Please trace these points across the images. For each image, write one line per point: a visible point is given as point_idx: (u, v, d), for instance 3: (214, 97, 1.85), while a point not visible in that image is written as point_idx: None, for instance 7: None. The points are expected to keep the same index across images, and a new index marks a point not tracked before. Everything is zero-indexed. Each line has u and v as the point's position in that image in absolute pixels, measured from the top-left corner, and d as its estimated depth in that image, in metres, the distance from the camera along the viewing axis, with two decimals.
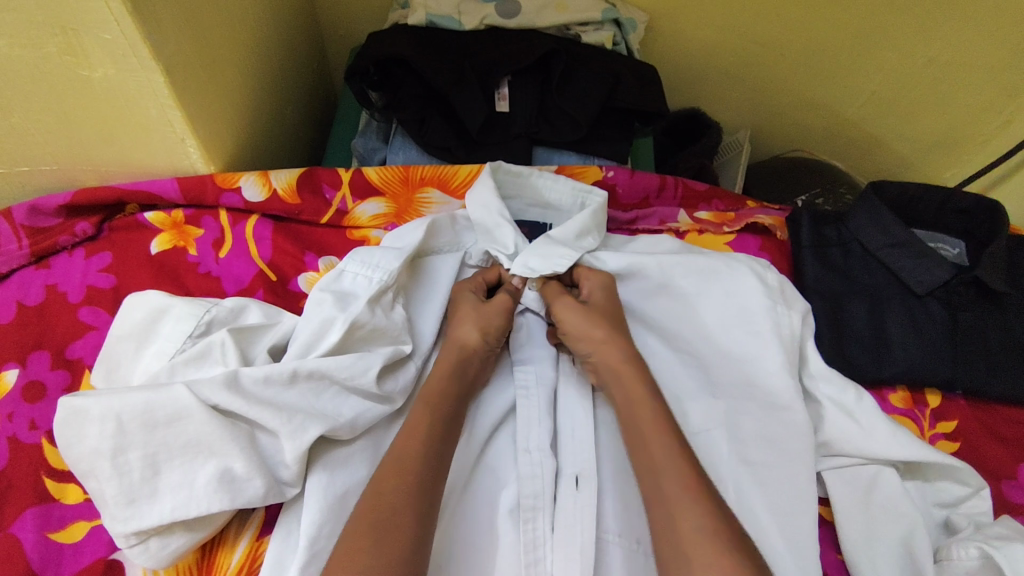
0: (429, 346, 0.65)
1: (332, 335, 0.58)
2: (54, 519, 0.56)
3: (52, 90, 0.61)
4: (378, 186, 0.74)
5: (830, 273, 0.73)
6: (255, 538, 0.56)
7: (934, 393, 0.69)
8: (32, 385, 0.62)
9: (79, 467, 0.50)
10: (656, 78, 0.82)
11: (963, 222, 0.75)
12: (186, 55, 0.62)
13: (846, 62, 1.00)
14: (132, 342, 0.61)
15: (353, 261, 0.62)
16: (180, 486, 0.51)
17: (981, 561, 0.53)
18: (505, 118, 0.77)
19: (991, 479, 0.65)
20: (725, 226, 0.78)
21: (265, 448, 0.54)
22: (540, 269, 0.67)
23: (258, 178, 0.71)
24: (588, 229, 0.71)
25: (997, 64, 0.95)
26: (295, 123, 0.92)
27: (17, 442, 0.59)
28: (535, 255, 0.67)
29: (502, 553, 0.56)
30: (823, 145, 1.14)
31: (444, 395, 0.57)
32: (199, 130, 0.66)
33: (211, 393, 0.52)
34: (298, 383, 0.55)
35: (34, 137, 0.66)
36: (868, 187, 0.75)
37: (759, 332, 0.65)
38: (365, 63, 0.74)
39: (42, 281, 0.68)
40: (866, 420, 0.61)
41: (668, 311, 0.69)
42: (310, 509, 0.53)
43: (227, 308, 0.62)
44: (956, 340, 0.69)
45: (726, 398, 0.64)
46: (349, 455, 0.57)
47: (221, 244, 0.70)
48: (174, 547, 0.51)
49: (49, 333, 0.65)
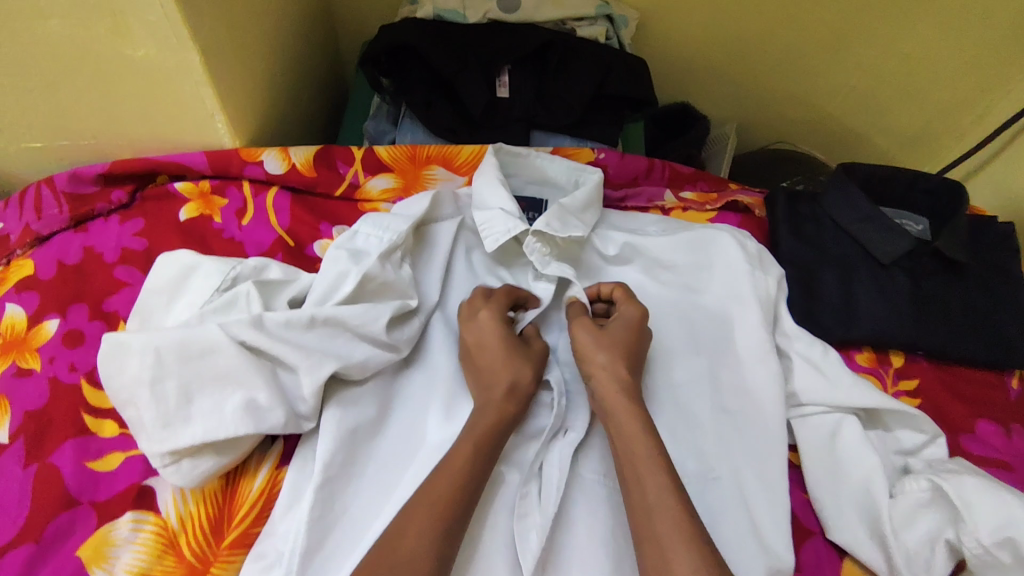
0: (434, 303, 0.71)
1: (347, 286, 0.64)
2: (91, 450, 0.62)
3: (96, 67, 0.67)
4: (388, 162, 0.81)
5: (804, 245, 0.79)
6: (275, 467, 0.62)
7: (899, 354, 0.75)
8: (72, 333, 0.68)
9: (120, 396, 0.57)
10: (646, 68, 0.89)
11: (929, 202, 0.82)
12: (218, 37, 0.69)
13: (826, 59, 1.07)
14: (165, 295, 0.67)
15: (365, 224, 0.69)
16: (209, 413, 0.57)
17: (932, 492, 0.61)
18: (506, 103, 0.85)
19: (950, 433, 0.70)
20: (708, 205, 0.84)
21: (285, 384, 0.60)
22: (562, 234, 0.73)
23: (279, 153, 0.78)
24: (588, 204, 0.77)
25: (967, 60, 1.02)
26: (309, 108, 0.99)
27: (57, 381, 0.65)
28: (557, 220, 0.73)
29: (503, 491, 0.61)
30: (806, 138, 1.21)
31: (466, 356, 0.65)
32: (227, 106, 0.73)
33: (239, 330, 0.59)
34: (315, 328, 0.61)
35: (77, 111, 0.73)
36: (840, 167, 0.81)
37: (735, 296, 0.71)
38: (376, 52, 0.81)
39: (80, 243, 0.74)
40: (831, 371, 0.67)
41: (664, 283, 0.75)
42: (324, 440, 0.60)
43: (250, 267, 0.67)
44: (920, 305, 0.75)
45: (706, 355, 0.70)
46: (360, 395, 0.63)
47: (243, 213, 0.76)
48: (203, 468, 0.57)
49: (87, 288, 0.71)
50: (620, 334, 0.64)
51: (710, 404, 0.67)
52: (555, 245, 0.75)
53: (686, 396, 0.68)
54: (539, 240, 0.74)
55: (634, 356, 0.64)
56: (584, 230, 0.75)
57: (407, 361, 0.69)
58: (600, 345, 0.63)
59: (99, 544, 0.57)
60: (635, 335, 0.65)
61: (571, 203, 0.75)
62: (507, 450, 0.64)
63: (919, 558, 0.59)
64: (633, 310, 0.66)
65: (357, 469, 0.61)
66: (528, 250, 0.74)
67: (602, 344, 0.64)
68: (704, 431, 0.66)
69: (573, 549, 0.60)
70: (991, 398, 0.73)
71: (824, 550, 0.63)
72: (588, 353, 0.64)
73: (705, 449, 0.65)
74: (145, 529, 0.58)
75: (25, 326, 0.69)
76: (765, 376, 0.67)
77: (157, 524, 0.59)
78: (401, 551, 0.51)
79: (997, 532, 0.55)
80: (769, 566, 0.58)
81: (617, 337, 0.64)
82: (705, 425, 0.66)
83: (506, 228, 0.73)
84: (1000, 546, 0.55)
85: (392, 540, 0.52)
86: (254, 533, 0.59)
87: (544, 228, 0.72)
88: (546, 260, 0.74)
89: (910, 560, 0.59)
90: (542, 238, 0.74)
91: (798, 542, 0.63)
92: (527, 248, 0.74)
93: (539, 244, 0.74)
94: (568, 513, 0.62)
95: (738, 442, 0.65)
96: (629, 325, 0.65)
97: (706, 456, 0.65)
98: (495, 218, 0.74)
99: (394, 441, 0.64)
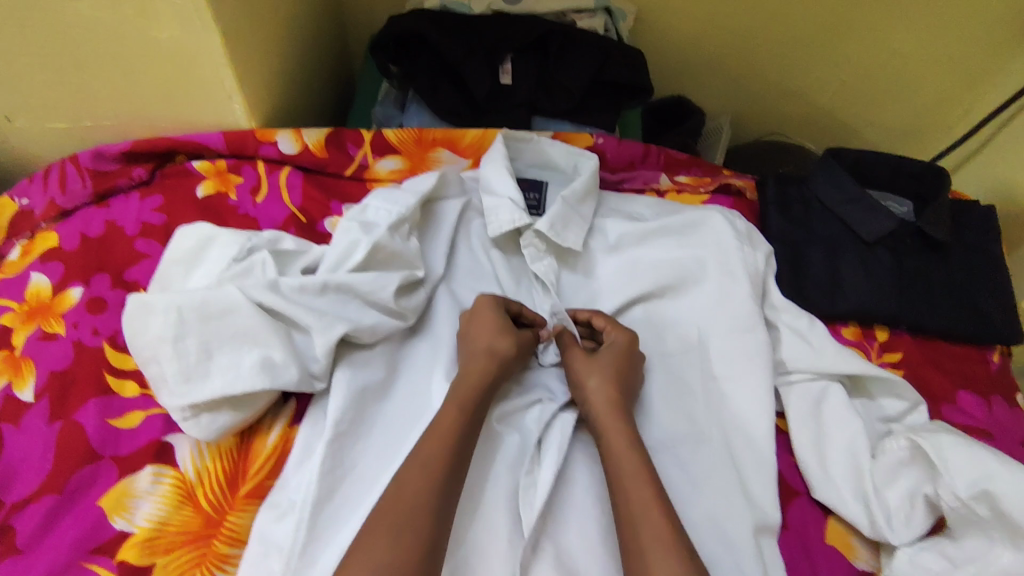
0: (440, 275, 0.74)
1: (358, 255, 0.68)
2: (113, 408, 0.65)
3: (123, 47, 0.72)
4: (396, 145, 0.84)
5: (793, 225, 0.83)
6: (288, 425, 0.66)
7: (883, 329, 0.78)
8: (95, 300, 0.71)
9: (143, 353, 0.60)
10: (644, 58, 0.92)
11: (913, 186, 0.86)
12: (238, 20, 0.73)
13: (818, 53, 1.11)
14: (183, 265, 0.70)
15: (375, 199, 0.73)
16: (228, 369, 0.60)
17: (910, 451, 0.64)
18: (509, 89, 0.89)
19: (931, 403, 0.73)
20: (702, 188, 0.88)
21: (299, 344, 0.64)
22: (560, 238, 0.77)
23: (292, 134, 0.81)
24: (586, 194, 0.80)
25: (953, 55, 1.06)
26: (319, 96, 1.03)
27: (81, 344, 0.69)
28: (559, 222, 0.77)
29: (504, 447, 0.64)
30: (800, 131, 1.25)
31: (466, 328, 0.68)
32: (244, 87, 0.78)
33: (257, 293, 0.63)
34: (327, 293, 0.65)
35: (103, 90, 0.78)
36: (827, 153, 0.86)
37: (728, 271, 0.74)
38: (386, 39, 0.85)
39: (102, 218, 0.78)
40: (817, 341, 0.71)
41: (659, 270, 0.76)
42: (335, 398, 0.63)
43: (265, 239, 0.71)
44: (902, 281, 0.79)
45: (697, 326, 0.73)
46: (370, 357, 0.67)
47: (258, 191, 0.80)
48: (221, 422, 0.61)
49: (109, 259, 0.75)
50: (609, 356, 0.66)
51: (701, 371, 0.70)
52: (553, 243, 0.79)
53: (677, 365, 0.71)
54: (537, 237, 0.78)
55: (628, 385, 0.65)
56: (582, 238, 0.78)
57: (412, 331, 0.72)
58: (593, 368, 0.66)
59: (120, 495, 0.60)
60: (624, 363, 0.66)
61: (572, 202, 0.78)
62: (509, 409, 0.67)
63: (900, 514, 0.62)
64: (621, 337, 0.68)
65: (366, 428, 0.64)
66: (524, 244, 0.78)
67: (594, 368, 0.66)
68: (695, 396, 0.69)
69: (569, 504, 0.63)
70: (974, 371, 0.77)
71: (809, 510, 0.66)
72: (581, 376, 0.66)
73: (695, 413, 0.68)
74: (164, 481, 0.61)
75: (50, 294, 0.72)
76: (753, 345, 0.70)
77: (176, 477, 0.62)
78: (404, 496, 0.54)
79: (974, 486, 0.58)
80: (756, 521, 0.61)
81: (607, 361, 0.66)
82: (696, 391, 0.69)
83: (511, 218, 0.77)
84: (977, 499, 0.58)
85: (395, 485, 0.55)
86: (267, 485, 0.63)
87: (544, 230, 0.76)
88: (539, 256, 0.78)
89: (891, 515, 0.62)
90: (541, 235, 0.78)
91: (786, 501, 0.66)
92: (524, 241, 0.78)
93: (537, 239, 0.78)
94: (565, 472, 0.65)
95: (727, 407, 0.68)
96: (618, 352, 0.67)
97: (697, 419, 0.67)
98: (502, 207, 0.77)
99: (400, 404, 0.66)
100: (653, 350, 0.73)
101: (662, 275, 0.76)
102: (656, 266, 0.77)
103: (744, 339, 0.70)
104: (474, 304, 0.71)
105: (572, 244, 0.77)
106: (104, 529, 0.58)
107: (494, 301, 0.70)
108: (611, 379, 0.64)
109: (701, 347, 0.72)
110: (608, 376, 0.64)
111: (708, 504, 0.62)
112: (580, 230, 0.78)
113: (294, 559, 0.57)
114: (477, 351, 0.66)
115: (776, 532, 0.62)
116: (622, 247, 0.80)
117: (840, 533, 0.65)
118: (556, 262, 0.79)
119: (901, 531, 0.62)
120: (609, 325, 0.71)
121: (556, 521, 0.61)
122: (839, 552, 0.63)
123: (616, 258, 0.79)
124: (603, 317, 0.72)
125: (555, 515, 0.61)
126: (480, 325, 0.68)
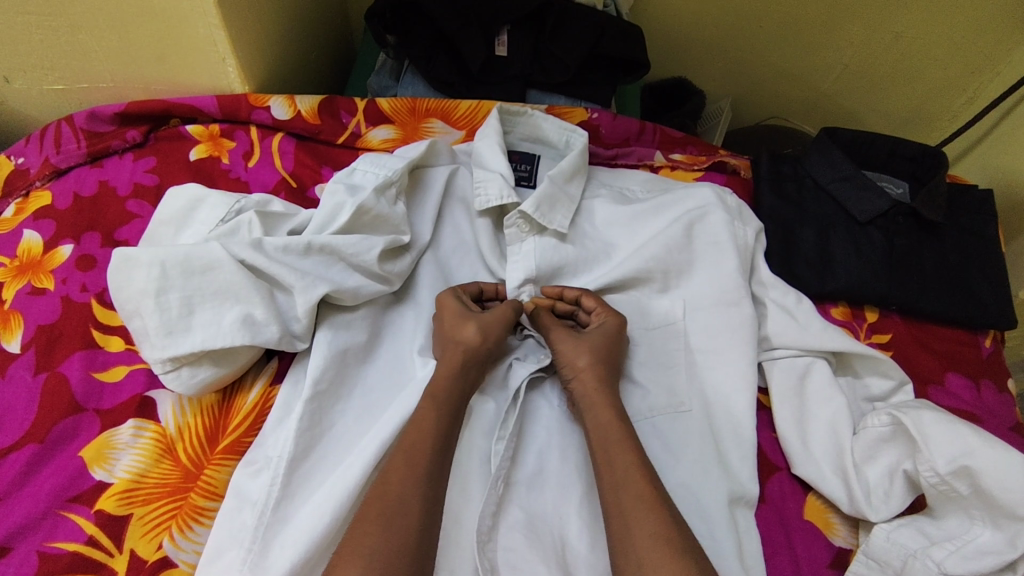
0: (426, 242, 0.75)
1: (342, 217, 0.69)
2: (98, 362, 0.66)
3: (118, 9, 0.73)
4: (389, 114, 0.85)
5: (785, 203, 0.82)
6: (268, 384, 0.66)
7: (873, 309, 0.78)
8: (84, 257, 0.72)
9: (126, 307, 0.60)
10: (640, 32, 0.93)
11: (909, 167, 0.87)
12: None
13: (820, 36, 1.12)
14: (172, 225, 0.70)
15: (364, 163, 0.74)
16: (209, 324, 0.60)
17: (891, 425, 0.63)
18: (504, 61, 0.91)
19: (918, 383, 0.72)
20: (695, 166, 0.88)
21: (281, 304, 0.64)
22: (547, 219, 0.75)
23: (285, 100, 0.82)
24: (574, 173, 0.79)
25: (957, 41, 1.06)
26: (317, 67, 1.06)
27: (69, 300, 0.69)
28: (546, 202, 0.75)
29: (479, 421, 0.64)
30: (799, 114, 1.26)
31: (450, 296, 0.68)
32: (238, 51, 0.79)
33: (240, 250, 0.63)
34: (311, 255, 0.66)
35: (98, 52, 0.78)
36: (823, 131, 0.86)
37: (716, 243, 0.73)
38: (381, 8, 0.87)
39: (96, 177, 0.79)
40: (803, 317, 0.70)
41: (652, 240, 0.74)
42: (316, 357, 0.63)
43: (254, 201, 0.71)
44: (893, 260, 0.79)
45: (682, 299, 0.73)
46: (352, 320, 0.67)
47: (250, 155, 0.80)
48: (201, 377, 0.61)
49: (101, 218, 0.76)
50: (605, 352, 0.64)
51: (685, 343, 0.70)
52: (538, 225, 0.77)
53: (662, 337, 0.71)
54: (522, 217, 0.76)
55: (614, 364, 0.65)
56: (570, 219, 0.76)
57: (398, 298, 0.73)
58: (583, 347, 0.64)
59: (100, 446, 0.60)
60: (612, 345, 0.65)
61: (560, 182, 0.77)
62: (489, 377, 0.67)
63: (879, 490, 0.62)
64: (609, 320, 0.67)
65: (346, 390, 0.64)
66: (508, 223, 0.76)
67: (582, 346, 0.64)
68: (677, 368, 0.68)
69: (545, 470, 0.62)
70: (963, 355, 0.76)
71: (789, 484, 0.65)
72: (570, 356, 0.64)
73: (676, 385, 0.67)
74: (145, 435, 0.61)
75: (41, 251, 0.73)
76: (737, 319, 0.69)
77: (156, 431, 0.62)
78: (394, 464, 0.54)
79: (954, 461, 0.57)
80: (731, 491, 0.61)
81: (601, 351, 0.64)
82: (678, 363, 0.69)
83: (500, 193, 0.76)
84: (956, 475, 0.58)
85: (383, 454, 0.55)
86: (246, 442, 0.62)
87: (531, 211, 0.74)
88: (522, 237, 0.77)
89: (870, 492, 0.62)
90: (524, 216, 0.76)
91: (764, 476, 0.66)
92: (508, 221, 0.75)
93: (521, 220, 0.76)
94: (542, 439, 0.64)
95: (710, 380, 0.68)
96: (609, 335, 0.65)
97: (677, 391, 0.67)
98: (492, 180, 0.77)
99: (382, 368, 0.67)
100: (638, 324, 0.72)
101: (650, 244, 0.73)
102: (641, 242, 0.75)
103: (730, 313, 0.70)
104: (437, 302, 0.69)
105: (558, 226, 0.75)
106: (82, 480, 0.59)
107: (456, 292, 0.70)
108: (596, 353, 0.64)
109: (685, 320, 0.71)
110: (598, 357, 0.63)
111: (684, 474, 0.62)
112: (568, 211, 0.76)
113: (267, 513, 0.56)
114: (446, 342, 0.64)
115: (752, 504, 0.62)
116: (608, 221, 0.78)
117: (818, 509, 0.64)
118: (544, 245, 0.76)
119: (880, 507, 0.61)
120: (598, 307, 0.69)
121: (531, 486, 0.61)
122: (816, 529, 0.63)
123: (606, 234, 0.78)
124: (593, 297, 0.70)
125: (529, 478, 0.61)
126: (447, 313, 0.67)
